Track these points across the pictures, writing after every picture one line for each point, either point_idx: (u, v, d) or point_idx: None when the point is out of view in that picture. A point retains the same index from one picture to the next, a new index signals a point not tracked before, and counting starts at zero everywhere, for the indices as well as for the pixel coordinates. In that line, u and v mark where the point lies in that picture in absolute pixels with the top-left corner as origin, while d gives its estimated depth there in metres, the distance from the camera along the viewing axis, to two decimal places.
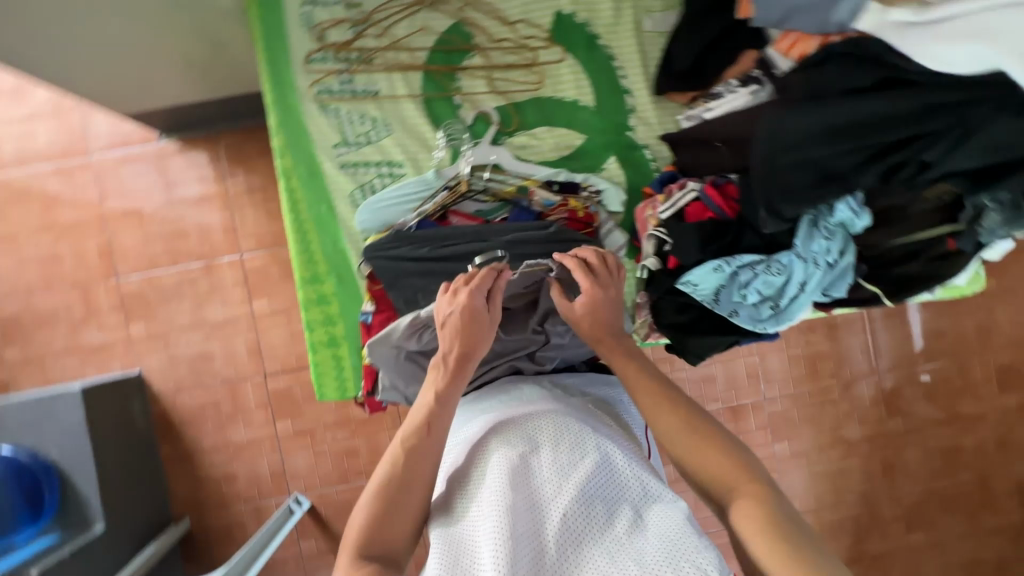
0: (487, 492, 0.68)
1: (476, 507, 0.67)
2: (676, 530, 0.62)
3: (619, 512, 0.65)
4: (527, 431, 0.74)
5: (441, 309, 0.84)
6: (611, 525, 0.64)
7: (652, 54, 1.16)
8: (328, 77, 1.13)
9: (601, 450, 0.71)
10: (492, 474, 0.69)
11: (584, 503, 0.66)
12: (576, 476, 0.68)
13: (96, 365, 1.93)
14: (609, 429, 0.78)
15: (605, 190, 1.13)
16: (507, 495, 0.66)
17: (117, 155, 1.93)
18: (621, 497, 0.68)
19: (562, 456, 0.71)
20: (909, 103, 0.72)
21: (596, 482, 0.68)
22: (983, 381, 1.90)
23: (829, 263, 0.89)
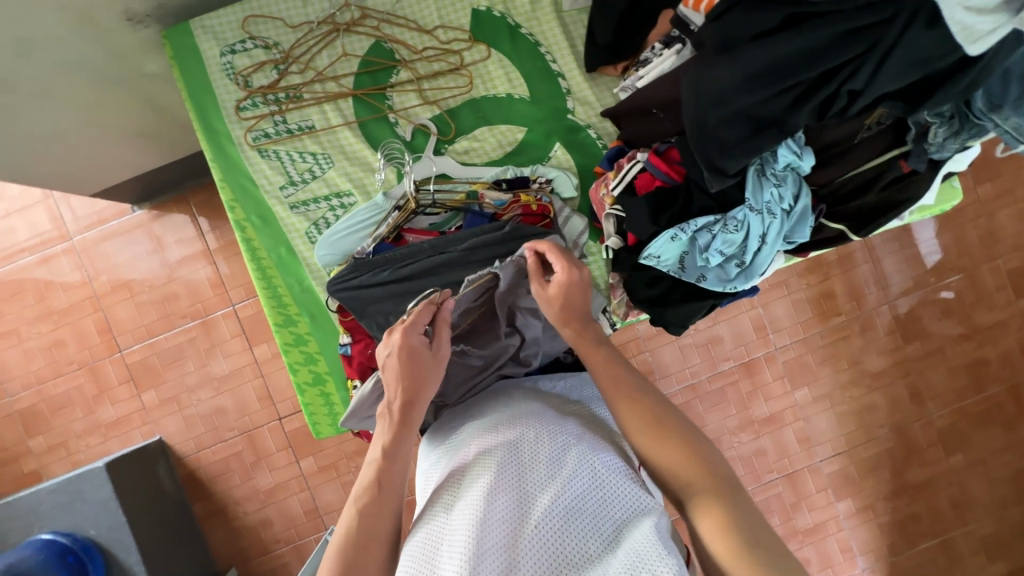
0: (468, 502, 0.69)
1: (457, 516, 0.69)
2: (646, 544, 0.61)
3: (592, 524, 0.66)
4: (511, 442, 0.74)
5: (380, 355, 0.84)
6: (586, 538, 0.65)
7: (577, 33, 1.15)
8: (261, 122, 1.13)
9: (583, 461, 0.71)
10: (475, 485, 0.71)
11: (563, 512, 0.66)
12: (557, 486, 0.69)
13: (118, 439, 1.98)
14: (592, 434, 0.78)
15: (556, 178, 1.11)
16: (485, 506, 0.67)
17: (96, 233, 1.97)
18: (598, 507, 0.68)
19: (542, 469, 0.71)
20: (821, 36, 0.70)
21: (572, 493, 0.68)
22: (996, 288, 1.84)
23: (785, 210, 0.88)
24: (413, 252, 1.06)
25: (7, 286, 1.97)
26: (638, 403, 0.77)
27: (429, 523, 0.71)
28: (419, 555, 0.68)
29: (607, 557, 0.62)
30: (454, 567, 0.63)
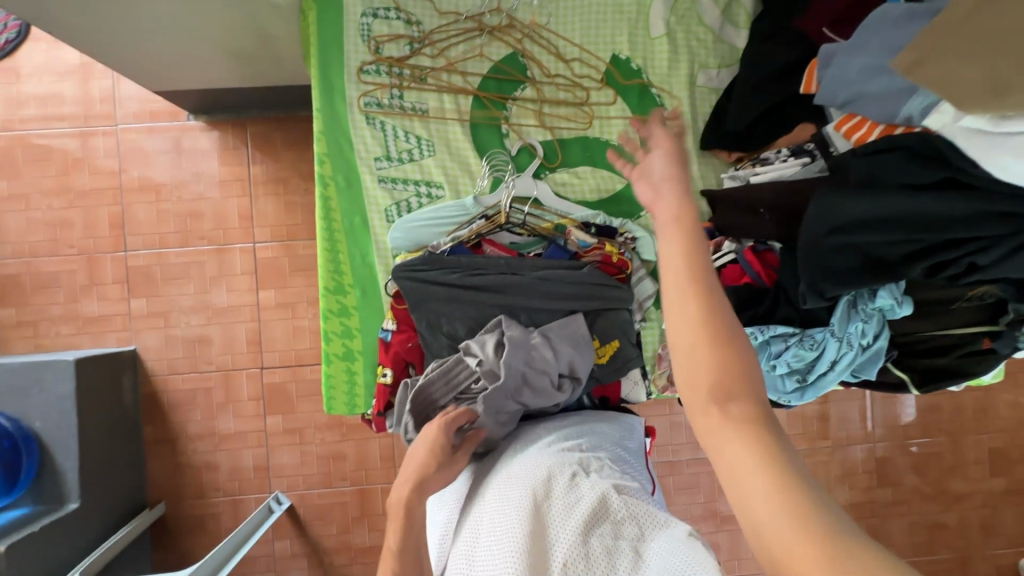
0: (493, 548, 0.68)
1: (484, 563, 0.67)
2: (672, 557, 0.60)
3: (617, 549, 0.64)
4: (524, 483, 0.75)
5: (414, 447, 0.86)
6: (614, 567, 0.62)
7: (701, 109, 1.17)
8: (378, 90, 1.12)
9: (595, 491, 0.72)
10: (497, 528, 0.70)
11: (583, 547, 0.65)
12: (573, 520, 0.68)
13: (91, 336, 1.89)
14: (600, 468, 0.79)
15: (640, 238, 1.12)
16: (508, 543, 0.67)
17: (142, 127, 1.91)
18: (620, 534, 0.66)
19: (557, 497, 0.72)
20: (966, 207, 0.72)
21: (592, 520, 0.68)
22: (976, 461, 1.90)
23: (863, 345, 0.89)
24: (485, 260, 1.06)
25: (33, 148, 1.89)
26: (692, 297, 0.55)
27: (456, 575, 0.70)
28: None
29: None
30: None
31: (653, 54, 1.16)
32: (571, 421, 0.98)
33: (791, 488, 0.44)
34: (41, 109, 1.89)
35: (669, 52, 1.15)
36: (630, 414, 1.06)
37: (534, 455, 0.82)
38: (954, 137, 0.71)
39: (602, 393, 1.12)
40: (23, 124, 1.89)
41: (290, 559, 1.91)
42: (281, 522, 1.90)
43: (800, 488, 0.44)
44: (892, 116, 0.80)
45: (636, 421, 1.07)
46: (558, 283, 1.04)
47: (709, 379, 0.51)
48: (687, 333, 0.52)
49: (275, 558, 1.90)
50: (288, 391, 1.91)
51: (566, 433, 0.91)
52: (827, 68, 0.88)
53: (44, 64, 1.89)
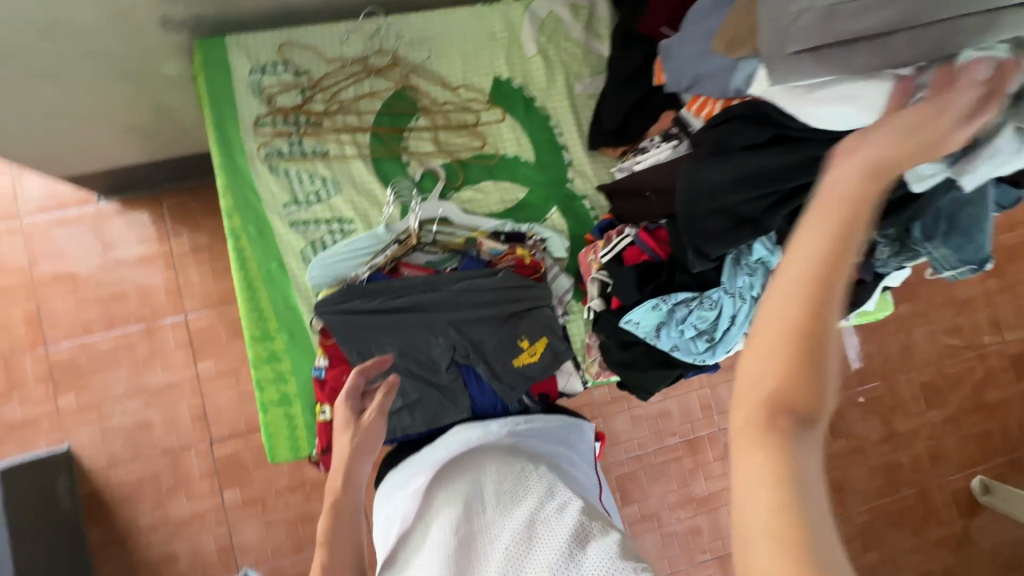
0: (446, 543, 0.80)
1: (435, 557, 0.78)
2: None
3: (552, 552, 0.77)
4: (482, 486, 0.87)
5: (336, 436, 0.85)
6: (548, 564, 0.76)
7: (584, 114, 1.27)
8: (276, 139, 1.16)
9: (542, 499, 0.85)
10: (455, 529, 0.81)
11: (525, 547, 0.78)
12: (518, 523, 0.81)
13: (18, 444, 1.77)
14: (543, 485, 0.87)
15: (549, 238, 1.19)
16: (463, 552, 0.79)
17: (50, 218, 1.86)
18: (556, 536, 0.79)
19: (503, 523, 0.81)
20: (796, 156, 0.83)
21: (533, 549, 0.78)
22: (910, 398, 2.05)
23: (753, 297, 0.98)
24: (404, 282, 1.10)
25: None
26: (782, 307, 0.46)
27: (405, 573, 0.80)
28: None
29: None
30: None
31: (531, 72, 1.26)
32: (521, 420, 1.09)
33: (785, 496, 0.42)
34: None
35: (545, 68, 1.26)
36: (580, 420, 1.10)
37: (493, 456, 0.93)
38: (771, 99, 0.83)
39: (540, 391, 1.18)
40: None
41: None
42: None
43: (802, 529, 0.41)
44: (726, 90, 0.91)
45: (587, 427, 1.11)
46: (478, 293, 1.10)
47: (766, 400, 0.45)
48: (784, 318, 0.46)
49: None
50: (243, 460, 1.84)
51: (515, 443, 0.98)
52: (668, 60, 0.99)
53: None
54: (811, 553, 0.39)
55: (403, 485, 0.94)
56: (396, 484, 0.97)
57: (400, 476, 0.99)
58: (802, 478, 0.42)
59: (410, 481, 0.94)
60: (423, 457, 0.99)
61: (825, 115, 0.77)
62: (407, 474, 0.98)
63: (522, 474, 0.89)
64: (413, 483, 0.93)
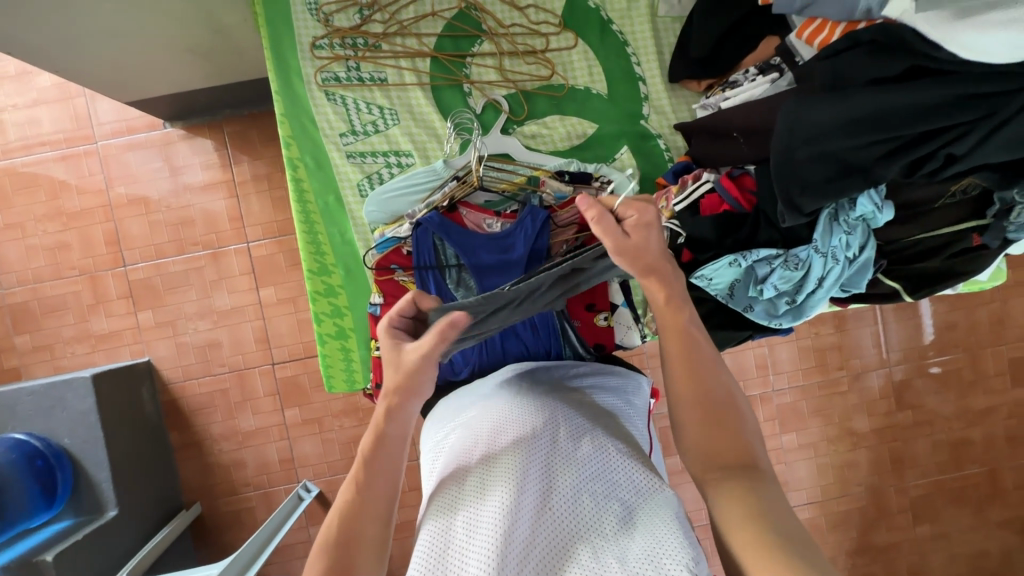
0: (488, 477, 0.68)
1: (472, 491, 0.68)
2: (663, 532, 0.59)
3: (606, 507, 0.63)
4: (534, 418, 0.75)
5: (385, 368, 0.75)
6: (598, 521, 0.62)
7: (666, 40, 1.13)
8: (333, 64, 1.10)
9: (599, 446, 0.71)
10: (497, 462, 0.69)
11: (575, 493, 0.64)
12: (570, 467, 0.67)
13: (106, 353, 1.94)
14: (606, 426, 0.77)
15: (616, 180, 1.10)
16: (504, 481, 0.66)
17: (122, 142, 1.91)
18: (612, 492, 0.65)
19: (559, 445, 0.70)
20: (936, 95, 0.69)
21: (591, 478, 0.66)
22: (995, 374, 1.87)
23: (848, 258, 0.88)
24: (463, 238, 1.04)
25: (21, 176, 1.91)
26: (698, 382, 0.71)
27: (446, 495, 0.69)
28: (436, 526, 0.66)
29: (623, 540, 0.59)
30: (485, 544, 0.60)
31: None
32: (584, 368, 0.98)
33: (759, 515, 0.59)
34: (22, 136, 1.90)
35: None
36: (636, 374, 1.02)
37: (546, 396, 0.82)
38: (915, 23, 0.68)
39: (595, 341, 1.12)
40: (6, 154, 1.90)
41: None
42: (313, 508, 1.96)
43: (778, 536, 0.57)
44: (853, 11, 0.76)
45: (643, 380, 1.03)
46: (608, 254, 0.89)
47: (718, 446, 0.68)
48: (693, 410, 0.70)
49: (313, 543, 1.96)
50: (301, 382, 1.95)
51: (575, 389, 0.89)
52: None
53: (17, 91, 1.89)
54: (774, 541, 0.56)
55: (450, 420, 0.86)
56: (444, 419, 0.89)
57: (446, 412, 0.92)
58: (761, 500, 0.61)
59: (459, 416, 0.86)
60: (473, 394, 0.91)
61: (992, 47, 0.62)
62: (454, 410, 0.90)
63: (585, 410, 0.80)
64: (462, 416, 0.85)
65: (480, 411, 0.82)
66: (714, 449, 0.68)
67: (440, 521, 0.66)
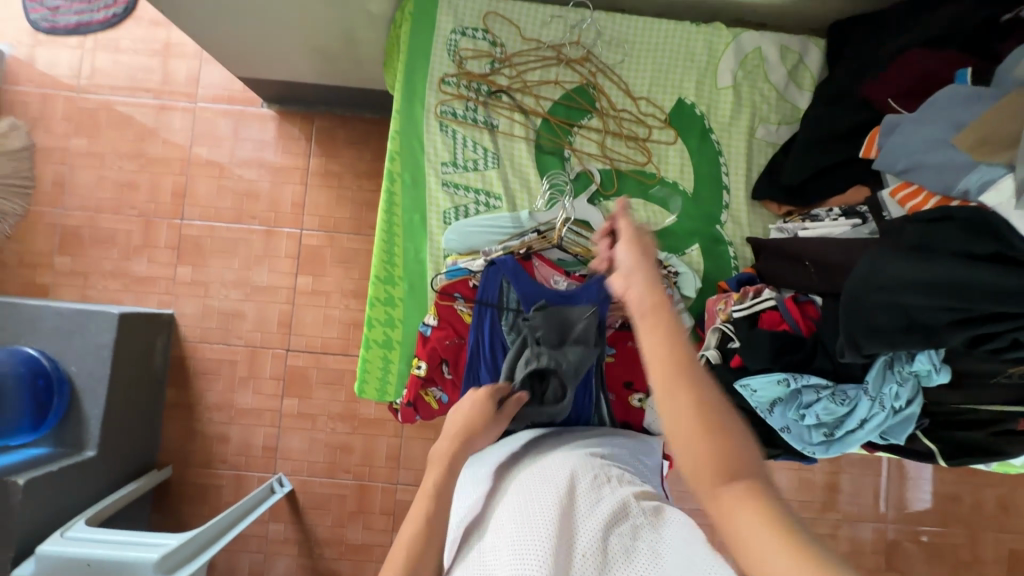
0: (511, 532, 0.69)
1: (498, 552, 0.68)
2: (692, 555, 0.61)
3: (635, 547, 0.65)
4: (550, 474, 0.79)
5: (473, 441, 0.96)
6: (631, 560, 0.64)
7: (757, 161, 1.21)
8: (454, 100, 1.20)
9: (613, 494, 0.74)
10: (521, 517, 0.70)
11: (603, 541, 0.66)
12: (590, 514, 0.70)
13: (135, 295, 1.98)
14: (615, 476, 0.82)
15: (683, 273, 1.15)
16: (530, 532, 0.67)
17: (219, 109, 2.03)
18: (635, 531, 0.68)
19: (579, 497, 0.74)
20: (1016, 281, 0.74)
21: (617, 517, 0.70)
22: (991, 560, 1.83)
23: (894, 408, 0.91)
24: (525, 286, 1.09)
25: (116, 113, 2.02)
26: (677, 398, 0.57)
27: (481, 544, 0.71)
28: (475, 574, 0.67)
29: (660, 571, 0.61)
30: None
31: (718, 103, 1.21)
32: (592, 433, 1.03)
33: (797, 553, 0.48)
34: (131, 79, 2.03)
35: (733, 102, 1.21)
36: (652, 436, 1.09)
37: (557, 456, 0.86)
38: (1010, 216, 0.75)
39: (624, 418, 1.14)
40: (112, 91, 2.03)
41: (281, 544, 1.91)
42: (280, 505, 1.91)
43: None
44: (949, 187, 0.82)
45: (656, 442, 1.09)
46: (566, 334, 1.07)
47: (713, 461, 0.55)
48: (687, 419, 0.57)
49: (267, 540, 1.91)
50: (308, 375, 1.96)
51: (582, 447, 0.93)
52: (889, 136, 0.90)
53: (142, 39, 2.04)
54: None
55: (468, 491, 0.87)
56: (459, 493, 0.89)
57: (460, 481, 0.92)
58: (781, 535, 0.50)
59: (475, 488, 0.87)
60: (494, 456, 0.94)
61: None
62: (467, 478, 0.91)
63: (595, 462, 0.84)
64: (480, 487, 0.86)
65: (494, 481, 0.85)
66: (706, 457, 0.55)
67: None
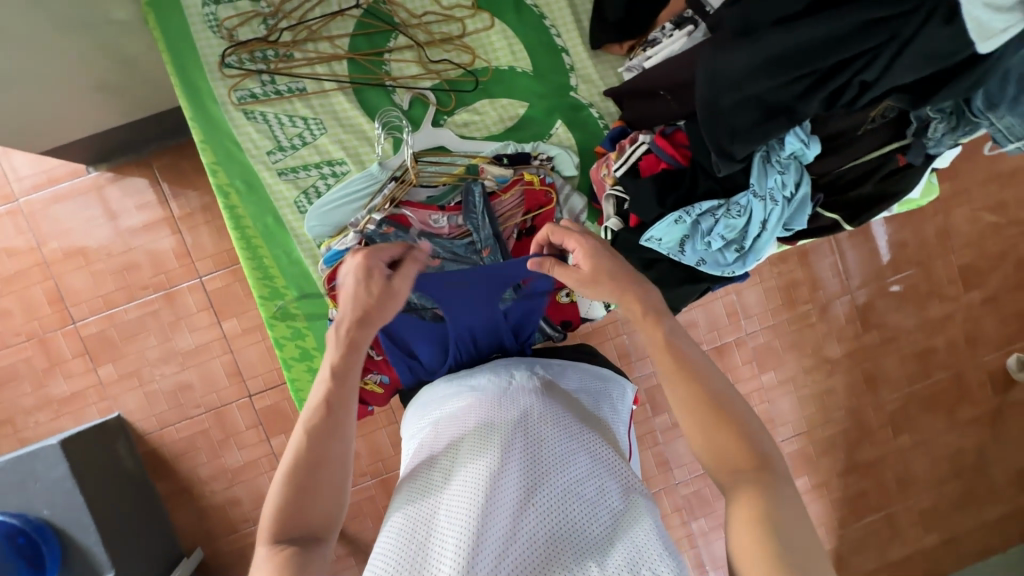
0: (476, 476, 0.70)
1: (458, 484, 0.71)
2: (647, 545, 0.63)
3: (592, 510, 0.68)
4: (521, 421, 0.78)
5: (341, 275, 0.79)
6: (585, 526, 0.66)
7: (583, 8, 1.13)
8: (245, 80, 1.05)
9: (581, 453, 0.74)
10: (489, 462, 0.71)
11: (562, 497, 0.68)
12: (552, 472, 0.70)
13: (73, 416, 1.84)
14: (591, 428, 0.81)
15: (557, 155, 1.10)
16: (490, 477, 0.69)
17: (46, 195, 1.79)
18: (593, 490, 0.70)
19: (545, 448, 0.74)
20: (840, 24, 0.70)
21: (574, 475, 0.71)
22: (947, 281, 1.93)
23: (786, 198, 0.90)
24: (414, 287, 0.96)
25: None
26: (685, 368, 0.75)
27: (432, 461, 0.77)
28: (407, 533, 0.67)
29: (606, 544, 0.64)
30: (468, 536, 0.63)
31: None
32: (568, 370, 0.98)
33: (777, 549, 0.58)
34: None
35: None
36: (620, 377, 1.03)
37: (532, 398, 0.83)
38: None
39: (561, 320, 1.18)
40: None
41: None
42: None
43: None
44: None
45: (627, 387, 1.03)
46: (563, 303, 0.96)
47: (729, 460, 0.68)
48: (699, 418, 0.71)
49: None
50: (283, 409, 1.89)
51: (559, 389, 0.90)
52: None
53: None
54: None
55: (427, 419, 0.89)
56: (427, 410, 0.92)
57: (426, 400, 0.94)
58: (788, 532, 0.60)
59: (441, 408, 0.88)
60: (443, 386, 0.95)
61: None
62: (435, 400, 0.93)
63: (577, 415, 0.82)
64: (445, 409, 0.87)
65: (461, 406, 0.85)
66: (723, 457, 0.68)
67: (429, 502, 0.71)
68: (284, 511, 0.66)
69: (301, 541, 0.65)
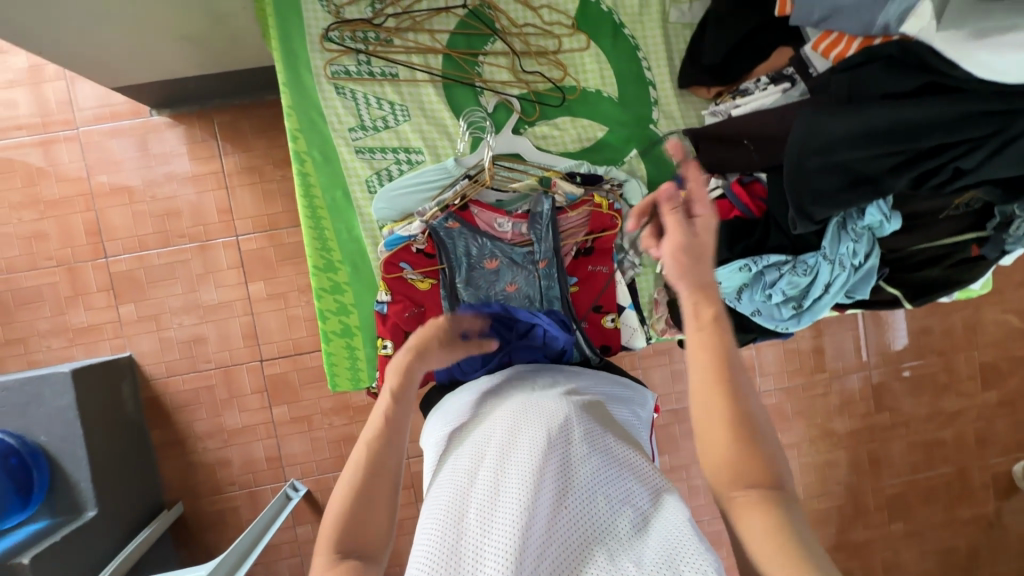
0: (505, 474, 0.71)
1: (486, 479, 0.71)
2: (680, 538, 0.63)
3: (620, 511, 0.67)
4: (547, 421, 0.78)
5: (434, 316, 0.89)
6: (614, 525, 0.66)
7: (677, 46, 1.15)
8: (343, 56, 1.07)
9: (607, 455, 0.75)
10: (517, 460, 0.72)
11: (590, 497, 0.68)
12: (580, 472, 0.71)
13: (85, 347, 1.84)
14: (614, 432, 0.82)
15: (627, 183, 1.11)
16: (519, 475, 0.70)
17: (105, 128, 1.81)
18: (620, 490, 0.70)
19: (572, 449, 0.74)
20: (953, 110, 0.71)
21: (601, 476, 0.71)
22: (967, 377, 1.92)
23: (854, 266, 0.91)
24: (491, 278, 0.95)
25: None
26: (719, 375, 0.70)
27: (459, 460, 0.77)
28: (436, 528, 0.67)
29: (638, 542, 0.63)
30: (500, 532, 0.64)
31: None
32: (592, 376, 0.98)
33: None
34: None
35: None
36: (641, 386, 1.04)
37: (558, 401, 0.83)
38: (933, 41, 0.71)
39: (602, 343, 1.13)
40: None
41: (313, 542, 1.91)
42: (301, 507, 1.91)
43: None
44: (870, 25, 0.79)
45: (647, 394, 1.04)
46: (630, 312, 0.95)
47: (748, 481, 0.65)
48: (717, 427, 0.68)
49: (300, 542, 1.91)
50: (290, 379, 1.88)
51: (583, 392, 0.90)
52: None
53: None
54: None
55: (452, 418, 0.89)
56: (449, 414, 0.91)
57: (451, 401, 0.95)
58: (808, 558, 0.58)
59: (466, 410, 0.88)
60: (469, 390, 0.95)
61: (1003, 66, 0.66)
62: (461, 401, 0.93)
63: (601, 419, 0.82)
64: (471, 411, 0.87)
65: (487, 408, 0.86)
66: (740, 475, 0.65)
67: (457, 494, 0.70)
68: (342, 534, 0.68)
69: (361, 558, 0.67)
